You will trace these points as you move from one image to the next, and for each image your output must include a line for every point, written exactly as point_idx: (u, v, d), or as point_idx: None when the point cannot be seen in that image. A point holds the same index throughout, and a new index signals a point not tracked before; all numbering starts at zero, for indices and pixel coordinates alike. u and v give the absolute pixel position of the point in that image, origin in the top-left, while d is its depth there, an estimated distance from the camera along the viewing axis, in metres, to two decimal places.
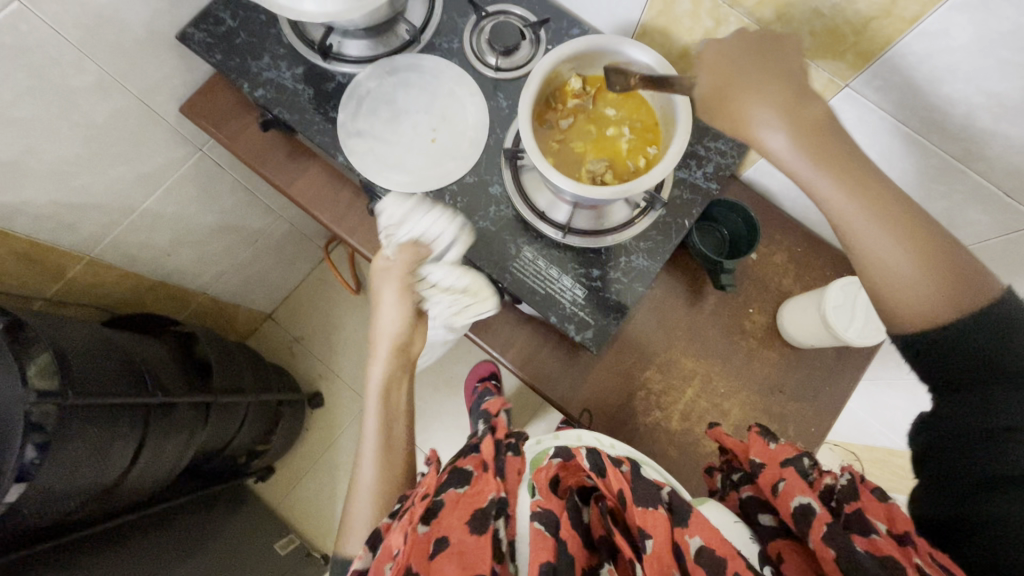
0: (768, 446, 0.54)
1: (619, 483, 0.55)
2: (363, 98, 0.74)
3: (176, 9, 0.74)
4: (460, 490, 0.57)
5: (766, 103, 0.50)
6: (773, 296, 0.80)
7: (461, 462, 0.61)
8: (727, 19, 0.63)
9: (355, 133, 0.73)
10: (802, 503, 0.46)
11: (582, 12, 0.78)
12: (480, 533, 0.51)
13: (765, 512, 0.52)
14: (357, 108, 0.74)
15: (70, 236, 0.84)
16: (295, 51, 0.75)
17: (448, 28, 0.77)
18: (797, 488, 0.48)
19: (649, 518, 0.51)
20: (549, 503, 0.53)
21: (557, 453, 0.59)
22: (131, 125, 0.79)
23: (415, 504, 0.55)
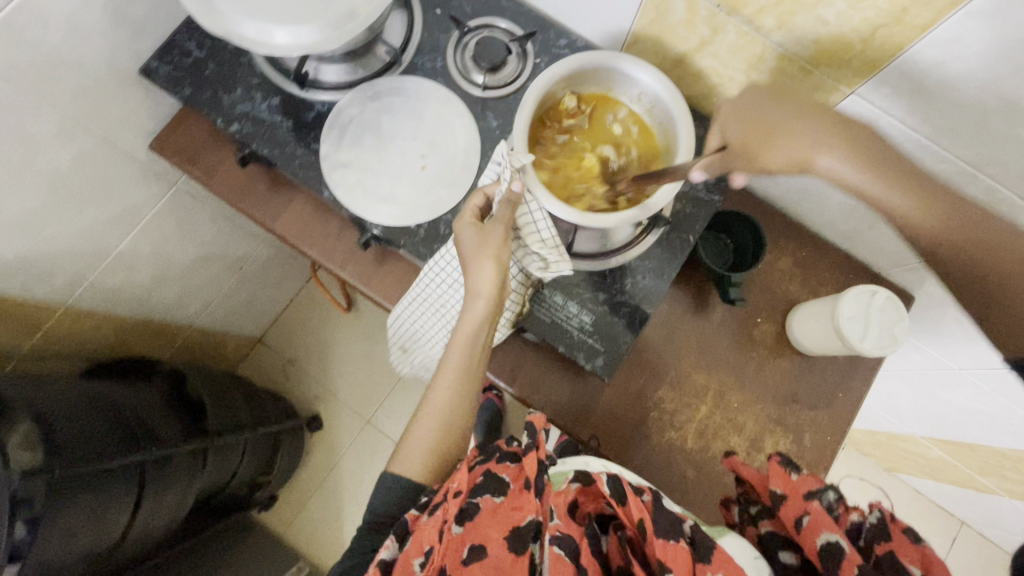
0: (789, 477, 0.52)
1: (640, 512, 0.51)
2: (345, 127, 0.70)
3: (138, 41, 0.69)
4: (498, 499, 0.55)
5: (808, 139, 0.50)
6: (781, 303, 0.78)
7: (497, 467, 0.58)
8: (724, 27, 0.60)
9: (340, 166, 0.70)
10: (830, 541, 0.44)
11: (569, 21, 0.75)
12: (516, 555, 0.51)
13: (785, 549, 0.50)
14: (340, 139, 0.70)
15: (44, 286, 0.79)
16: (269, 80, 0.70)
17: (430, 45, 0.73)
18: (824, 525, 0.45)
19: (671, 551, 0.48)
20: (569, 529, 0.52)
21: (577, 477, 0.57)
22: (99, 166, 0.74)
23: (449, 501, 0.53)
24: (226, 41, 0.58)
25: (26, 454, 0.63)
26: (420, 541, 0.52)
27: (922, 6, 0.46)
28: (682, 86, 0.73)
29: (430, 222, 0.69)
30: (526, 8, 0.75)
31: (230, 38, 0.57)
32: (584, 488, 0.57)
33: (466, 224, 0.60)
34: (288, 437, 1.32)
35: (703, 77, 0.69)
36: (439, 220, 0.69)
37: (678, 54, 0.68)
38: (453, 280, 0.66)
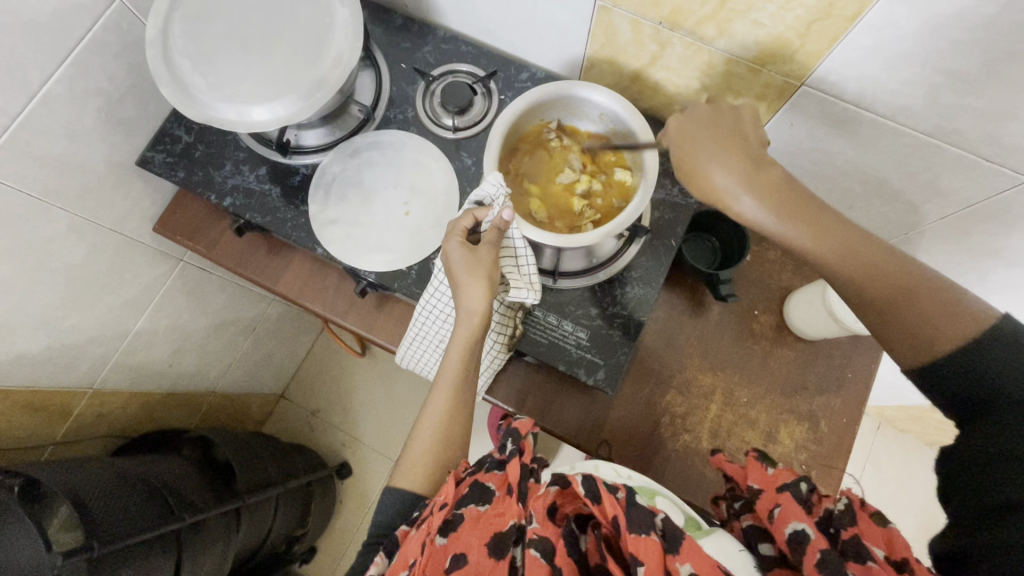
0: (767, 471, 0.53)
1: (614, 508, 0.47)
2: (331, 185, 0.75)
3: (131, 137, 0.74)
4: (482, 507, 0.52)
5: (721, 164, 0.51)
6: (775, 293, 0.79)
7: (483, 476, 0.55)
8: (670, 41, 0.63)
9: (330, 221, 0.73)
10: (797, 530, 0.44)
11: (527, 55, 0.79)
12: (497, 561, 0.48)
13: (764, 541, 0.49)
14: (326, 196, 0.74)
15: (71, 374, 0.83)
16: (254, 152, 0.75)
17: (400, 99, 0.77)
18: (793, 514, 0.46)
19: (642, 546, 0.44)
20: (546, 530, 0.48)
21: (555, 479, 0.53)
22: (109, 256, 0.79)
23: (433, 514, 0.52)
24: (209, 126, 0.62)
25: (65, 535, 0.67)
26: (406, 554, 0.50)
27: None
28: (643, 99, 0.76)
29: (421, 263, 0.72)
30: (485, 49, 0.79)
31: (211, 122, 0.62)
32: (562, 490, 0.52)
33: (455, 241, 0.60)
34: (319, 488, 1.33)
35: (661, 89, 0.72)
36: (428, 260, 0.72)
37: (633, 71, 0.71)
38: (445, 313, 0.68)
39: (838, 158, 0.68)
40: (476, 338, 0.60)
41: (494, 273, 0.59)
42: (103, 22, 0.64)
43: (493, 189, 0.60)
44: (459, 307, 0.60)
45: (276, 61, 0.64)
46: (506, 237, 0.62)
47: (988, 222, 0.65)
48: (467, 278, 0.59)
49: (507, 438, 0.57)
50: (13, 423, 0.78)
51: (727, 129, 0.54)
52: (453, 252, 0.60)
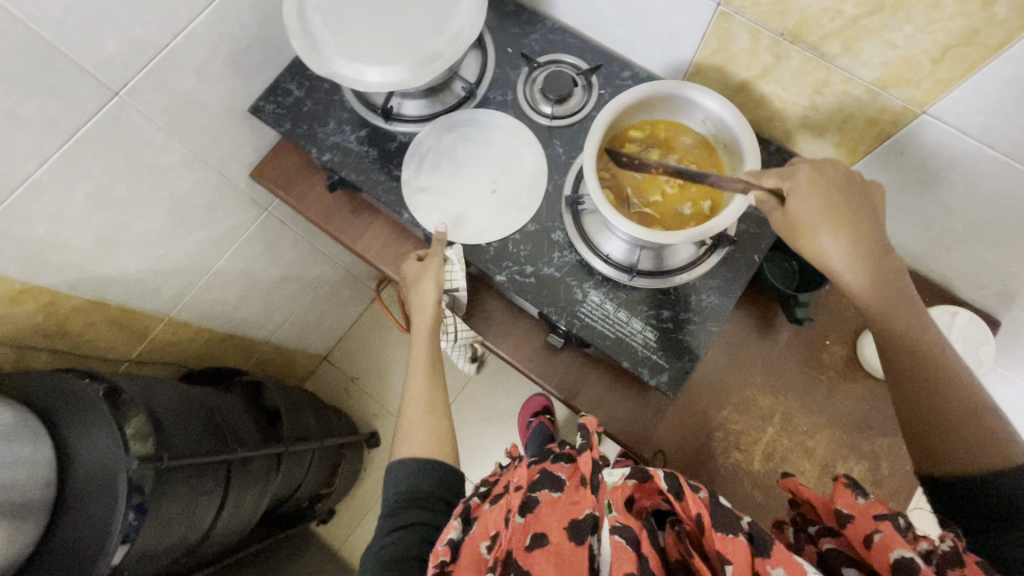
0: (857, 500, 0.49)
1: (698, 507, 0.47)
2: (428, 158, 0.77)
3: (249, 85, 0.79)
4: (556, 494, 0.52)
5: (835, 234, 0.55)
6: (852, 326, 0.76)
7: (554, 467, 0.55)
8: (788, 54, 0.63)
9: (421, 190, 0.76)
10: (903, 557, 0.42)
11: (632, 55, 0.79)
12: (578, 546, 0.47)
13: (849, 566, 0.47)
14: (419, 166, 0.77)
15: (154, 299, 0.89)
16: (357, 114, 0.78)
17: (502, 81, 0.79)
18: (897, 541, 0.43)
19: (731, 546, 0.44)
20: (628, 519, 0.48)
21: (634, 472, 0.53)
22: (209, 194, 0.84)
23: (511, 494, 0.53)
24: (330, 80, 0.65)
25: (139, 442, 0.68)
26: (486, 526, 0.51)
27: (994, 27, 0.47)
28: (744, 112, 0.75)
29: (500, 241, 0.73)
30: (591, 44, 0.80)
31: (332, 77, 0.65)
32: (640, 484, 0.53)
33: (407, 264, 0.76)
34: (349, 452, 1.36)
35: (766, 103, 0.71)
36: (508, 240, 0.73)
37: (740, 81, 0.71)
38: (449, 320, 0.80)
39: (942, 196, 0.66)
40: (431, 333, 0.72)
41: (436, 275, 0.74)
42: None
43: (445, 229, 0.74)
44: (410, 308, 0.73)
45: (398, 29, 0.67)
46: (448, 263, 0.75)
47: None
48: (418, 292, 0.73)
49: (577, 435, 0.58)
50: (99, 335, 0.83)
51: (851, 205, 0.56)
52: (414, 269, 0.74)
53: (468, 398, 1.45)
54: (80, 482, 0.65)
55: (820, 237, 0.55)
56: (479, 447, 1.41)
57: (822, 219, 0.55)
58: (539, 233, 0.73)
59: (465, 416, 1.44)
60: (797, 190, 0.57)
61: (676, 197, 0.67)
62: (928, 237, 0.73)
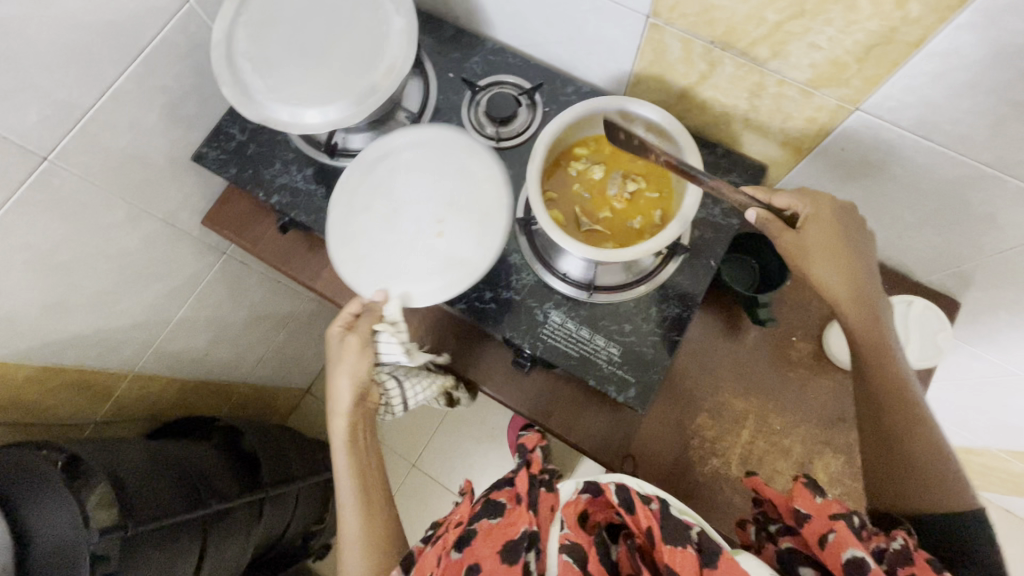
0: (814, 500, 0.51)
1: (648, 520, 0.47)
2: (358, 221, 0.70)
3: (189, 133, 0.78)
4: (494, 520, 0.51)
5: (836, 273, 0.58)
6: (816, 320, 0.77)
7: (496, 493, 0.54)
8: (721, 61, 0.63)
9: (357, 258, 0.69)
10: (854, 556, 0.45)
11: (574, 69, 0.79)
12: (512, 566, 0.46)
13: (806, 565, 0.50)
14: (349, 231, 0.70)
15: (116, 356, 0.87)
16: (303, 153, 0.77)
17: (446, 107, 0.79)
18: (850, 541, 0.46)
19: (678, 558, 0.45)
20: (577, 537, 0.48)
21: (586, 486, 0.52)
22: (161, 245, 0.83)
23: (450, 532, 0.53)
24: (267, 125, 0.65)
25: (102, 513, 0.68)
26: (421, 569, 0.50)
27: (911, 24, 0.48)
28: (688, 118, 0.75)
29: None
30: (532, 62, 0.80)
31: (267, 123, 0.64)
32: (593, 498, 0.52)
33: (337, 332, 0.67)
34: None
35: (708, 108, 0.71)
36: None
37: (680, 89, 0.71)
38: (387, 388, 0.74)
39: (888, 187, 0.66)
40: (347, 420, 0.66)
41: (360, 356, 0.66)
42: (172, 25, 0.67)
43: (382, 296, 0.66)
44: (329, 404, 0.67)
45: (331, 67, 0.66)
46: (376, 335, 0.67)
47: None
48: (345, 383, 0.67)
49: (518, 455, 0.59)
50: (60, 400, 0.82)
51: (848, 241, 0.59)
52: (336, 342, 0.67)
53: (456, 419, 1.44)
54: (33, 570, 0.62)
55: (818, 271, 0.58)
56: (470, 467, 1.40)
57: (824, 253, 0.58)
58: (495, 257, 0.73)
59: (454, 437, 1.43)
60: (813, 219, 0.58)
61: (622, 217, 0.67)
62: (881, 227, 0.73)
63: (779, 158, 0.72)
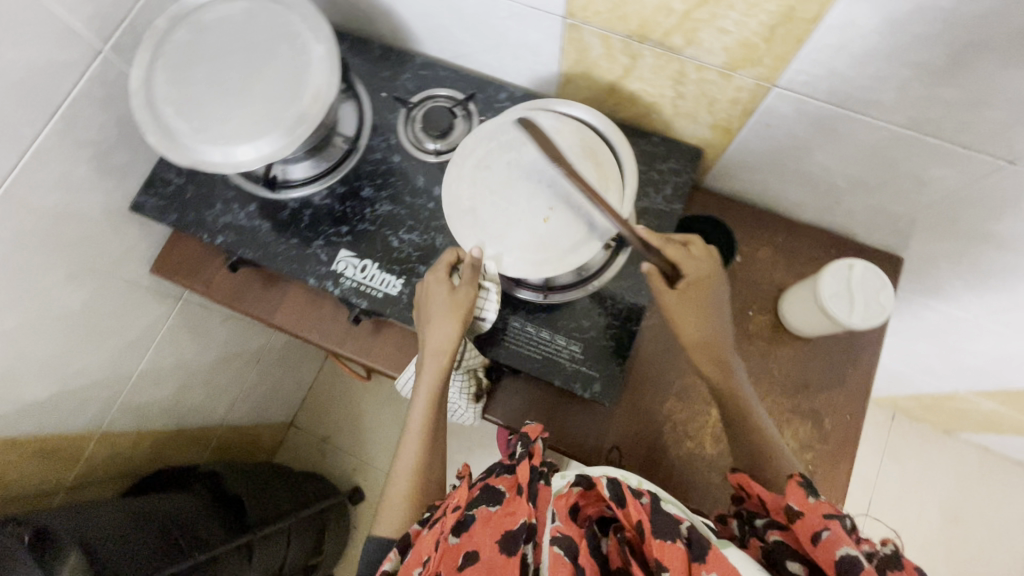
0: (807, 498, 0.51)
1: (639, 514, 0.47)
2: (470, 173, 0.66)
3: (124, 183, 0.76)
4: (493, 508, 0.51)
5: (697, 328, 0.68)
6: (769, 292, 0.79)
7: (494, 480, 0.55)
8: (640, 53, 0.64)
9: (462, 211, 0.65)
10: (847, 553, 0.44)
11: (505, 75, 0.80)
12: (509, 557, 0.46)
13: (792, 559, 0.49)
14: (465, 180, 0.66)
15: (78, 418, 0.85)
16: (243, 190, 0.77)
17: (383, 126, 0.79)
18: (843, 539, 0.46)
19: (668, 552, 0.43)
20: (569, 529, 0.47)
21: (578, 480, 0.52)
22: (110, 300, 0.81)
23: (447, 515, 0.52)
24: (199, 169, 0.64)
25: None
26: (419, 553, 0.50)
27: (806, 2, 0.49)
28: (621, 111, 0.76)
29: (411, 287, 0.73)
30: (464, 72, 0.81)
31: (199, 166, 0.64)
32: (585, 491, 0.52)
33: (437, 281, 0.66)
34: (332, 516, 1.32)
35: (638, 99, 0.73)
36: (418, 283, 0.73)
37: (608, 84, 0.72)
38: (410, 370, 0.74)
39: (815, 157, 0.68)
40: (439, 374, 0.66)
41: (461, 311, 0.64)
42: (88, 77, 0.66)
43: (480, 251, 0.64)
44: (425, 344, 0.66)
45: (257, 101, 0.65)
46: (481, 290, 0.67)
47: (975, 209, 0.65)
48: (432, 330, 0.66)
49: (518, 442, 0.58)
50: (23, 472, 0.79)
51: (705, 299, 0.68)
52: (437, 292, 0.65)
53: None
54: None
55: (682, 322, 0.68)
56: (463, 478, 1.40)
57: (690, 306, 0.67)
58: None
59: None
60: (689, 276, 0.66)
61: None
62: (818, 195, 0.75)
63: (712, 141, 0.74)
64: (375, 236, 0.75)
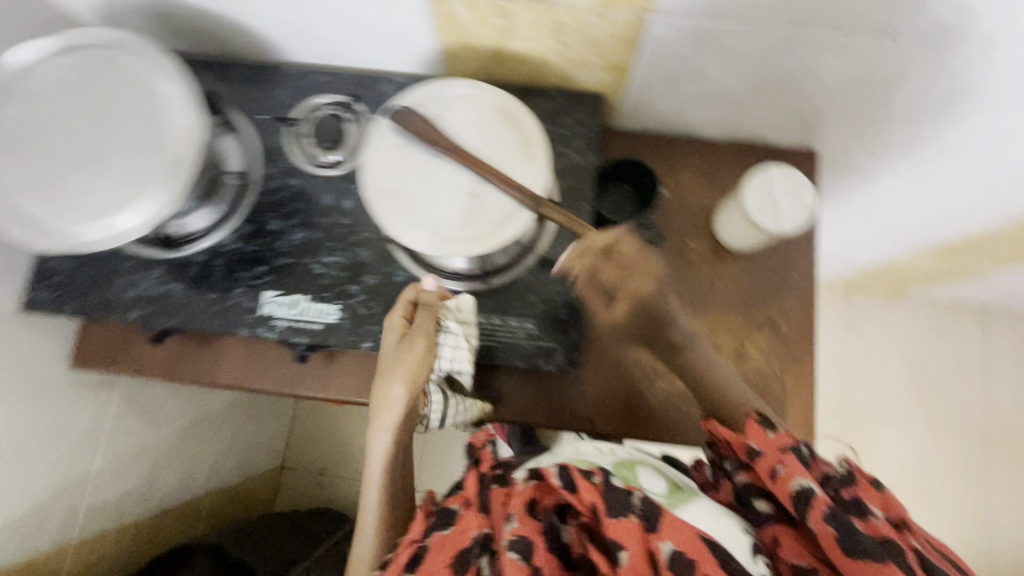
0: (767, 435, 0.56)
1: (590, 496, 0.50)
2: (394, 150, 0.60)
3: (8, 284, 0.70)
4: (446, 532, 0.53)
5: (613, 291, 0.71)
6: (702, 217, 0.79)
7: (447, 502, 0.57)
8: (513, 13, 0.61)
9: (386, 194, 0.58)
10: (803, 486, 0.51)
11: (386, 67, 0.76)
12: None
13: (759, 497, 0.56)
14: (385, 161, 0.60)
15: (44, 536, 0.80)
16: (142, 257, 0.71)
17: (273, 151, 0.74)
18: (798, 471, 0.52)
19: (621, 530, 0.47)
20: (524, 528, 0.49)
21: (529, 476, 0.55)
22: (36, 408, 0.75)
23: (403, 549, 0.54)
24: (80, 250, 0.58)
25: None
26: None
27: None
28: (513, 75, 0.74)
29: (347, 311, 0.70)
30: (342, 74, 0.76)
31: (77, 247, 0.57)
32: (538, 483, 0.54)
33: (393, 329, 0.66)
34: None
35: (525, 59, 0.70)
36: (354, 304, 0.70)
37: (491, 50, 0.69)
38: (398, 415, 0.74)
39: (711, 75, 0.68)
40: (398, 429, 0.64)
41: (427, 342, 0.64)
42: None
43: (435, 284, 0.67)
44: (378, 400, 0.64)
45: (123, 160, 0.59)
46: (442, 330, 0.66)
47: (871, 88, 0.66)
48: (415, 335, 0.64)
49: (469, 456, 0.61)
50: None
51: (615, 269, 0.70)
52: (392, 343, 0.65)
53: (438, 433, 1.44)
54: None
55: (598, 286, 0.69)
56: None
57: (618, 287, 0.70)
58: (381, 283, 0.70)
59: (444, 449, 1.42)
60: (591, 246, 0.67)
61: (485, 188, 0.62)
62: (725, 111, 0.75)
63: (610, 83, 0.73)
64: (297, 267, 0.71)
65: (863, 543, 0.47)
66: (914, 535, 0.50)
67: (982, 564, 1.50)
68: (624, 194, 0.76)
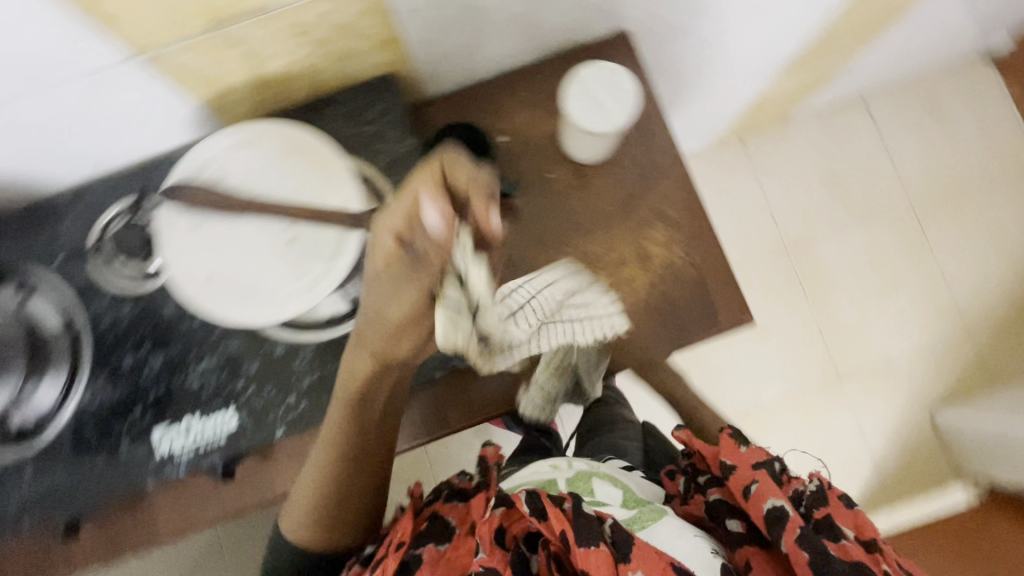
0: (740, 449, 0.66)
1: (561, 525, 0.51)
2: (194, 236, 0.53)
3: None
4: (442, 546, 0.54)
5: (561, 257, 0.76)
6: (551, 144, 0.76)
7: (444, 510, 0.57)
8: (241, 34, 0.55)
9: (204, 283, 0.53)
10: (774, 505, 0.56)
11: (160, 146, 0.68)
12: None
13: (732, 518, 0.61)
14: (186, 247, 0.53)
15: None
16: (5, 462, 0.63)
17: (88, 289, 0.66)
18: (768, 491, 0.58)
19: (593, 557, 0.50)
20: (493, 560, 0.51)
21: (502, 502, 0.56)
22: None
23: (389, 556, 0.52)
24: None
25: None
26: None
27: None
28: (293, 94, 0.68)
29: (247, 407, 0.64)
30: (119, 175, 0.67)
31: None
32: (507, 510, 0.56)
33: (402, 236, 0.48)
34: None
35: (293, 74, 0.64)
36: (249, 396, 0.64)
37: (252, 81, 0.63)
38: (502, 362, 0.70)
39: (479, 6, 0.64)
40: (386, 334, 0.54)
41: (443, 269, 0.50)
42: None
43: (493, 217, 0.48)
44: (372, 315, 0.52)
45: None
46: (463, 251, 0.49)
47: None
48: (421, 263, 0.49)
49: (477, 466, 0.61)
50: None
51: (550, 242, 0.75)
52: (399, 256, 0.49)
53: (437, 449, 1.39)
54: None
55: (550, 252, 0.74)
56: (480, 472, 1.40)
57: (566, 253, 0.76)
58: (267, 364, 0.65)
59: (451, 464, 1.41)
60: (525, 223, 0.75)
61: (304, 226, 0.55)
62: (522, 35, 0.72)
63: (392, 58, 0.68)
64: (173, 392, 0.65)
65: (836, 565, 0.50)
66: (886, 558, 0.54)
67: (953, 320, 1.60)
68: (474, 153, 0.71)
